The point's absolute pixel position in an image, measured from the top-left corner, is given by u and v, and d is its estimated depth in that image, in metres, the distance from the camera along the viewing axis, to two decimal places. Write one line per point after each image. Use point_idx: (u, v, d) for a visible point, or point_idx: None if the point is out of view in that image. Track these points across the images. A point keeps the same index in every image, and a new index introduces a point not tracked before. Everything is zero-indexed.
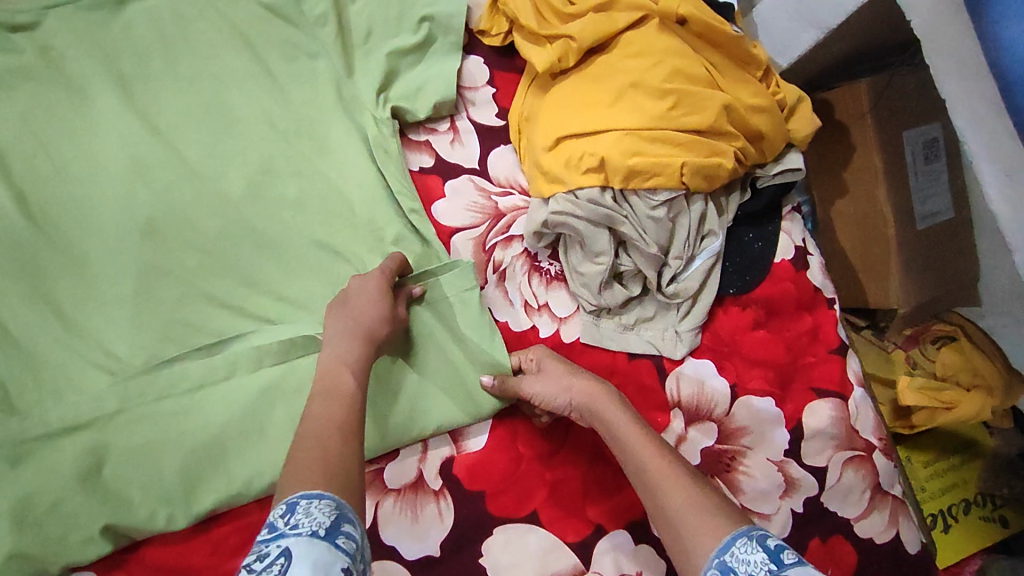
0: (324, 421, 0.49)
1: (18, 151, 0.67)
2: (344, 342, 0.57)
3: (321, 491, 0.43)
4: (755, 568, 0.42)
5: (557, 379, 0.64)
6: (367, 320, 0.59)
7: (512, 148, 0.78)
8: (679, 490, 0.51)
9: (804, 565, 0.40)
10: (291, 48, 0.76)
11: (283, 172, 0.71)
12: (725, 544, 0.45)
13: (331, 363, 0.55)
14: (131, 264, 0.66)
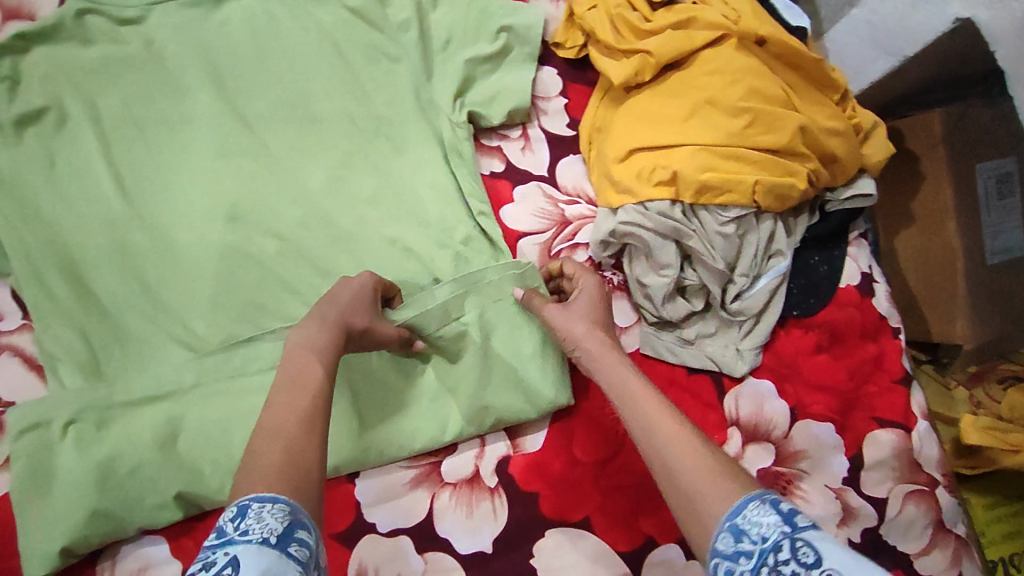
0: (286, 415, 0.47)
1: (120, 137, 0.72)
2: (318, 326, 0.54)
3: (275, 494, 0.42)
4: (768, 530, 0.42)
5: (577, 320, 0.62)
6: (341, 311, 0.56)
7: (582, 157, 0.78)
8: (686, 450, 0.49)
9: (820, 530, 0.41)
10: (373, 50, 0.78)
11: (360, 169, 0.74)
12: (737, 507, 0.45)
13: (305, 349, 0.52)
14: (214, 246, 0.69)
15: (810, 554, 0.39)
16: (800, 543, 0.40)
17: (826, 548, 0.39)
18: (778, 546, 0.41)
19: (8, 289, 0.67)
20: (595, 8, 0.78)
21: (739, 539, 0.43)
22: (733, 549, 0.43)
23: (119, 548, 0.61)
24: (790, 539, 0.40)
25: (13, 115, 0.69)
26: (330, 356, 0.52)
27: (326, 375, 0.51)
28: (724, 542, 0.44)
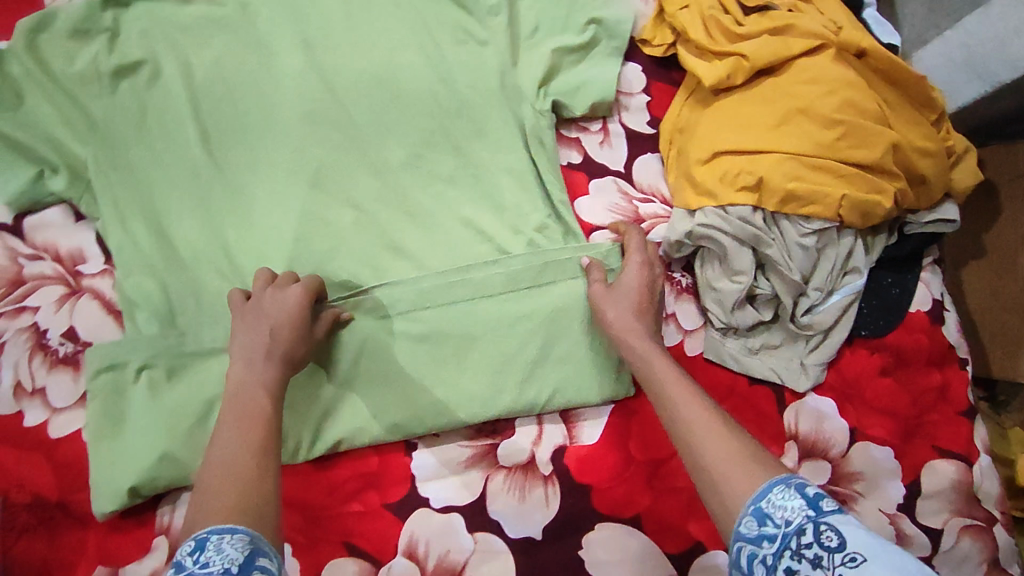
0: (236, 449, 0.49)
1: (209, 93, 0.72)
2: (267, 357, 0.56)
3: (233, 526, 0.43)
4: (793, 514, 0.42)
5: (623, 306, 0.64)
6: (284, 337, 0.58)
7: (661, 156, 0.78)
8: (711, 436, 0.50)
9: (846, 515, 0.41)
10: (461, 31, 0.77)
11: (440, 148, 0.73)
12: (761, 492, 0.45)
13: (258, 382, 0.54)
14: (293, 210, 0.69)
15: (834, 537, 0.39)
16: (823, 527, 0.40)
17: (849, 530, 0.39)
18: (801, 530, 0.41)
19: (92, 232, 0.68)
20: (687, 8, 0.77)
21: (763, 523, 0.43)
22: (756, 532, 0.43)
23: (180, 496, 0.62)
24: (813, 524, 0.40)
25: (110, 65, 0.70)
26: (276, 387, 0.55)
27: (273, 406, 0.53)
28: (747, 526, 0.44)
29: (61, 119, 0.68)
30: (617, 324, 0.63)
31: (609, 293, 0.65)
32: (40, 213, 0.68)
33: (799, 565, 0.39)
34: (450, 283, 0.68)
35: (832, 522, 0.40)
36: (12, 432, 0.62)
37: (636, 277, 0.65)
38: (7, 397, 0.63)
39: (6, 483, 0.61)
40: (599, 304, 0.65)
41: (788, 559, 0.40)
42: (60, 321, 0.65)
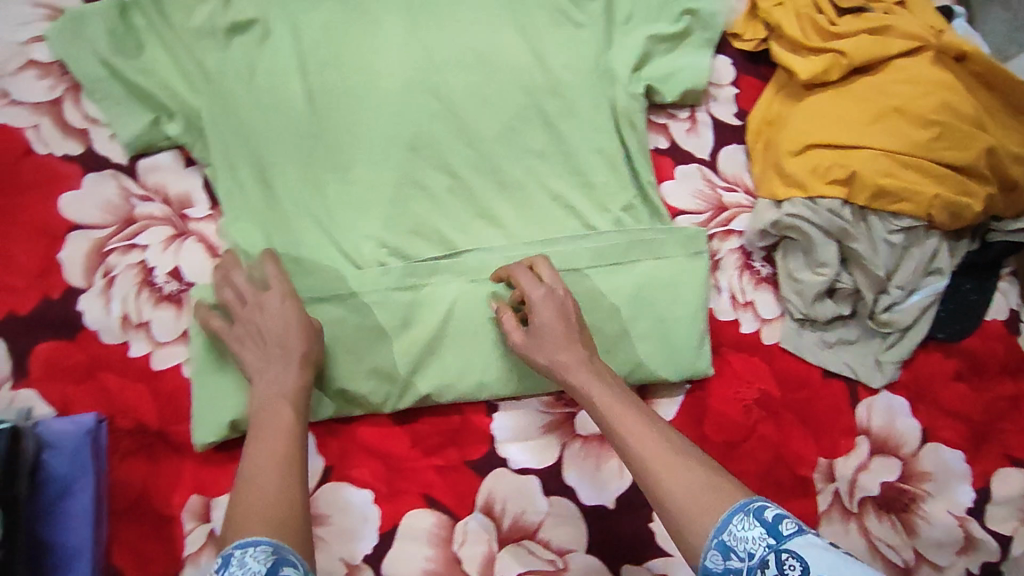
0: (266, 459, 0.53)
1: (313, 53, 0.73)
2: (294, 367, 0.60)
3: (257, 538, 0.46)
4: (755, 545, 0.45)
5: (552, 343, 0.62)
6: (294, 345, 0.60)
7: (746, 148, 0.78)
8: (667, 472, 0.51)
9: (804, 534, 0.43)
10: (559, 13, 0.78)
11: (532, 124, 0.75)
12: (722, 522, 0.47)
13: (281, 396, 0.58)
14: (390, 173, 0.72)
15: (795, 565, 0.42)
16: (784, 554, 0.43)
17: (808, 555, 0.42)
18: (764, 562, 0.43)
19: (200, 178, 0.71)
20: (781, 5, 0.77)
21: (727, 556, 0.46)
22: (723, 566, 0.46)
23: None
24: (775, 553, 0.43)
25: (225, 21, 0.72)
26: (296, 400, 0.58)
27: (293, 421, 0.56)
28: (713, 560, 0.46)
29: (178, 70, 0.70)
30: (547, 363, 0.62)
31: (527, 341, 0.63)
32: (152, 156, 0.71)
33: None
34: (536, 254, 0.70)
35: (790, 549, 0.42)
36: (120, 361, 0.67)
37: (547, 312, 0.63)
38: (116, 327, 0.67)
39: (114, 407, 0.66)
40: (528, 354, 0.63)
41: None
42: (166, 261, 0.69)
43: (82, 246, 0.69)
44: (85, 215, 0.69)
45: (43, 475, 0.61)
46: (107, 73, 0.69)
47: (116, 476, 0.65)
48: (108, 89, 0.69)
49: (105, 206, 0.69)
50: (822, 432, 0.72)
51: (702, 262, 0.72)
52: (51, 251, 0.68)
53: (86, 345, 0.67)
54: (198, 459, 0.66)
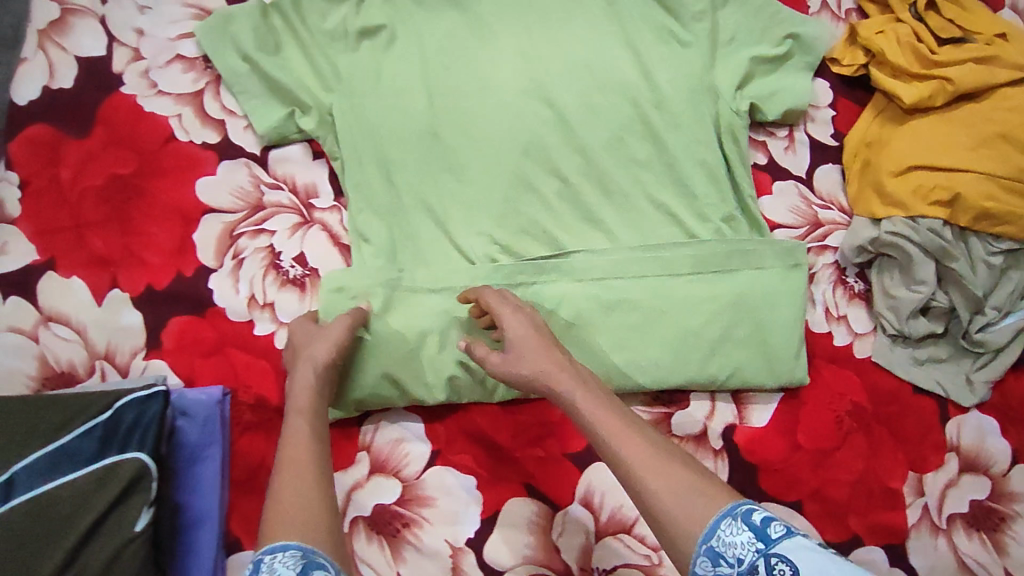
0: (290, 470, 0.54)
1: (435, 62, 0.78)
2: (309, 374, 0.62)
3: (286, 543, 0.48)
4: (743, 550, 0.46)
5: (521, 357, 0.61)
6: (303, 352, 0.63)
7: (842, 168, 0.80)
8: (649, 479, 0.51)
9: (793, 535, 0.44)
10: (664, 32, 0.81)
11: (638, 136, 0.78)
12: (710, 529, 0.47)
13: (297, 405, 0.59)
14: (503, 176, 0.75)
15: (785, 569, 0.43)
16: (773, 558, 0.44)
17: (797, 558, 0.43)
18: (754, 567, 0.45)
19: (326, 171, 0.76)
20: (883, 33, 0.80)
21: (717, 562, 0.46)
22: (713, 573, 0.46)
23: (383, 416, 0.70)
24: (765, 558, 0.44)
25: (356, 26, 0.77)
26: (312, 409, 0.60)
27: (312, 428, 0.58)
28: (703, 566, 0.47)
29: (313, 74, 0.76)
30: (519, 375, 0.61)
31: (500, 358, 0.63)
32: (283, 148, 0.76)
33: None
34: (640, 259, 0.73)
35: (779, 553, 0.44)
36: (245, 338, 0.71)
37: (517, 329, 0.63)
38: (242, 306, 0.71)
39: (237, 382, 0.70)
40: (501, 373, 0.63)
41: None
42: (292, 246, 0.73)
43: (214, 228, 0.73)
44: (218, 200, 0.74)
45: (177, 441, 0.65)
46: (248, 68, 0.75)
47: (236, 449, 0.68)
48: (247, 83, 0.75)
49: (236, 193, 0.74)
50: (912, 446, 0.73)
51: (800, 275, 0.74)
52: (186, 232, 0.73)
53: (214, 322, 0.71)
54: None
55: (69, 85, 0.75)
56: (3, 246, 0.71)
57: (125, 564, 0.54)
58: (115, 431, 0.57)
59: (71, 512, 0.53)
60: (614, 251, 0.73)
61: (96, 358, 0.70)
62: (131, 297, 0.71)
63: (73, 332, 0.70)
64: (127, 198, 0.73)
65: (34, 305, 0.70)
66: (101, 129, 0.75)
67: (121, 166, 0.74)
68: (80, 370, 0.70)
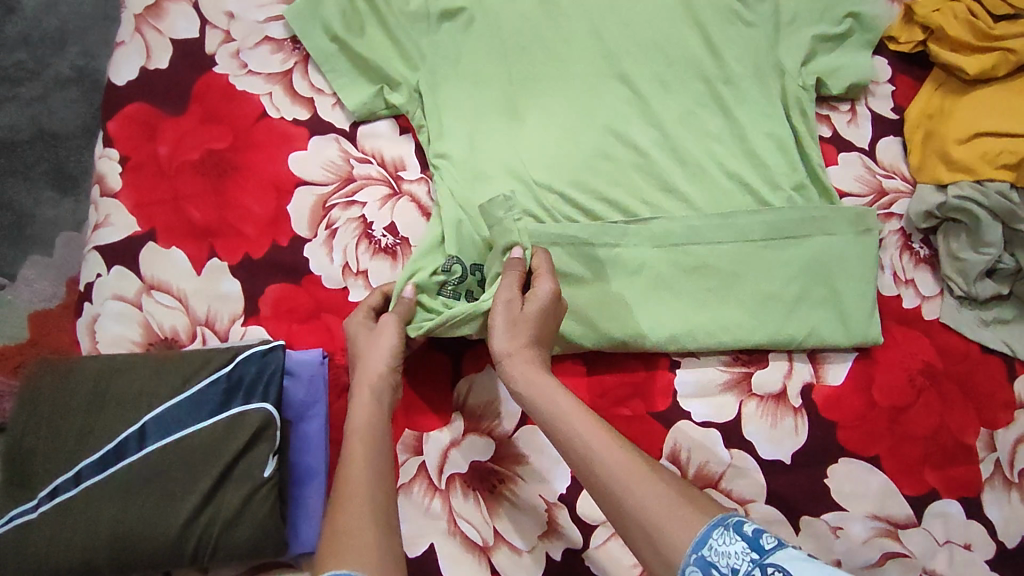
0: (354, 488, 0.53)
1: (513, 42, 0.82)
2: (369, 399, 0.62)
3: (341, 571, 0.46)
4: (738, 560, 0.46)
5: (523, 350, 0.64)
6: (374, 367, 0.63)
7: (903, 140, 0.84)
8: (641, 484, 0.53)
9: (784, 548, 0.46)
10: (729, 12, 0.84)
11: (708, 111, 0.82)
12: (702, 537, 0.49)
13: (355, 427, 0.59)
14: (580, 148, 0.79)
15: None
16: (767, 568, 0.45)
17: (792, 566, 0.44)
18: None
19: (413, 146, 0.80)
20: (939, 10, 0.84)
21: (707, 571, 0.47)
22: None
23: (475, 377, 0.73)
24: (760, 566, 0.45)
25: (438, 8, 0.81)
26: (370, 435, 0.58)
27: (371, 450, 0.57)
28: None
29: (399, 55, 0.80)
30: (510, 361, 0.63)
31: (504, 340, 0.64)
32: (371, 123, 0.80)
33: None
34: (717, 225, 0.76)
35: (773, 563, 0.45)
36: (340, 304, 0.74)
37: (528, 324, 0.64)
38: (337, 274, 0.74)
39: (333, 346, 0.72)
40: (499, 343, 0.64)
41: None
42: (382, 216, 0.76)
43: (307, 200, 0.76)
44: (311, 172, 0.77)
45: (285, 400, 0.67)
46: (336, 47, 0.80)
47: (335, 410, 0.70)
48: (336, 62, 0.80)
49: (327, 165, 0.78)
50: (983, 404, 0.74)
51: (870, 239, 0.77)
52: (281, 203, 0.76)
53: (309, 289, 0.74)
54: (406, 400, 0.72)
55: (164, 66, 0.80)
56: (106, 219, 0.74)
57: (256, 505, 0.58)
58: (238, 382, 0.60)
59: (201, 460, 0.57)
60: (692, 218, 0.76)
61: (197, 324, 0.72)
62: (229, 265, 0.74)
63: (174, 299, 0.73)
64: (224, 171, 0.77)
65: (137, 274, 0.73)
66: (195, 107, 0.78)
67: (215, 142, 0.77)
68: (182, 336, 0.72)
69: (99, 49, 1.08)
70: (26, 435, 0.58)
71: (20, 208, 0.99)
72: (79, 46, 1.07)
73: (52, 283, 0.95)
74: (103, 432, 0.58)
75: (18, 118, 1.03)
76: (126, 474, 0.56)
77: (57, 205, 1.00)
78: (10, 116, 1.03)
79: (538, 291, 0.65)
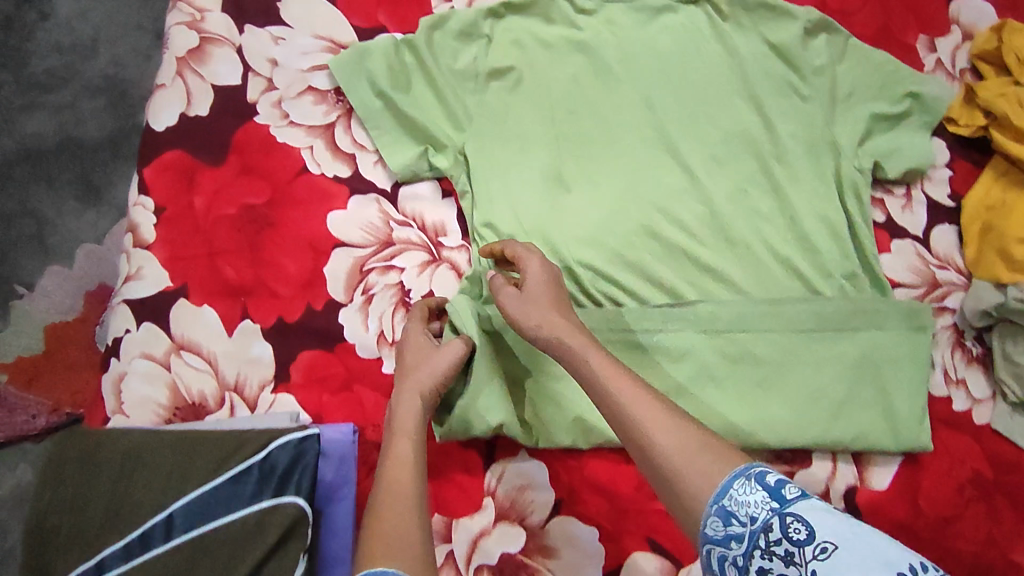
0: (398, 485, 0.55)
1: (562, 106, 0.79)
2: (417, 405, 0.61)
3: (384, 569, 0.48)
4: (757, 509, 0.46)
5: (537, 306, 0.62)
6: (426, 378, 0.63)
7: (959, 229, 0.82)
8: (662, 434, 0.52)
9: (805, 499, 0.45)
10: (784, 84, 0.82)
11: (760, 189, 0.79)
12: (722, 488, 0.48)
13: (400, 428, 0.60)
14: (628, 224, 0.76)
15: (801, 528, 0.43)
16: (787, 517, 0.44)
17: (812, 517, 0.43)
18: (768, 526, 0.44)
19: (455, 210, 0.78)
20: (1004, 96, 0.81)
21: (728, 521, 0.46)
22: (723, 534, 0.46)
23: (510, 462, 0.70)
24: (779, 516, 0.44)
25: (486, 67, 0.78)
26: (416, 432, 0.60)
27: (414, 453, 0.58)
28: (713, 526, 0.47)
29: (445, 116, 0.78)
30: (542, 332, 0.61)
31: (513, 299, 0.64)
32: (414, 184, 0.78)
33: (773, 563, 0.43)
34: (765, 312, 0.73)
35: (795, 512, 0.44)
36: (373, 376, 0.71)
37: (537, 280, 0.64)
38: (372, 343, 0.72)
39: (365, 420, 0.70)
40: (512, 313, 0.63)
41: (760, 558, 0.44)
42: (421, 284, 0.74)
43: (344, 263, 0.74)
44: (349, 234, 0.75)
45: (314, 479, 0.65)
46: (381, 104, 0.77)
47: (364, 489, 0.68)
48: (380, 119, 0.77)
49: (366, 227, 0.75)
50: None
51: (922, 338, 0.75)
52: (317, 265, 0.74)
53: (343, 357, 0.72)
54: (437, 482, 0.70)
55: (204, 113, 0.77)
56: (138, 272, 0.72)
57: None
58: (271, 471, 0.58)
59: (229, 556, 0.55)
60: (741, 304, 0.73)
61: (226, 389, 0.70)
62: (261, 328, 0.72)
63: (204, 362, 0.71)
64: (260, 227, 0.74)
65: (166, 333, 0.71)
66: (235, 158, 0.76)
67: (253, 196, 0.75)
68: (211, 401, 0.70)
69: (131, 58, 1.05)
70: (51, 515, 0.56)
71: (43, 216, 0.98)
72: (111, 54, 1.05)
73: (71, 296, 0.93)
74: (129, 518, 0.56)
75: (46, 126, 1.01)
76: (150, 568, 0.54)
77: (79, 215, 0.98)
78: (38, 122, 1.02)
79: (528, 270, 0.65)
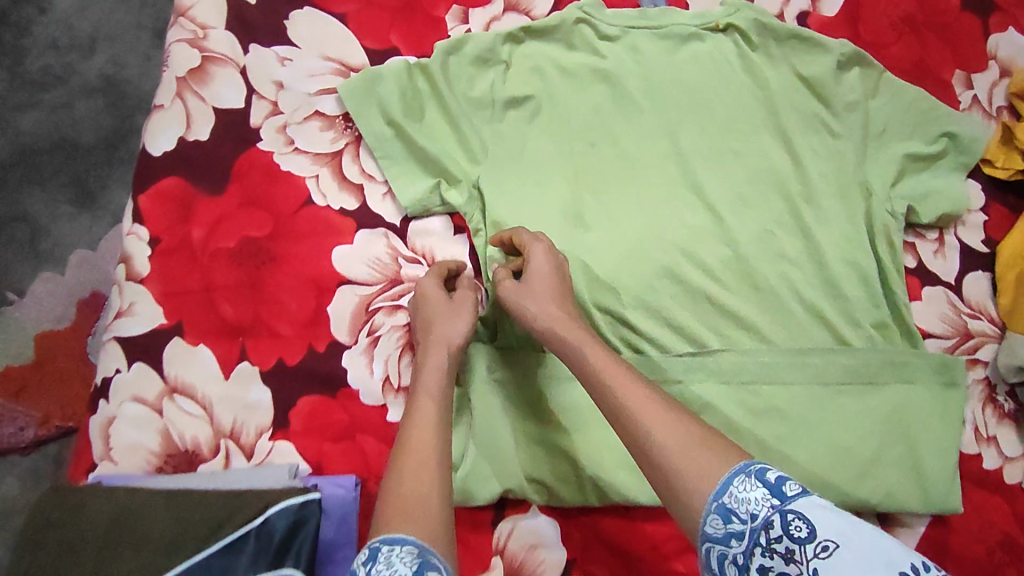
0: (419, 445, 0.52)
1: (582, 139, 0.75)
2: (445, 357, 0.59)
3: (403, 536, 0.45)
4: (758, 506, 0.41)
5: (539, 294, 0.61)
6: (447, 337, 0.61)
7: (994, 276, 0.78)
8: (659, 423, 0.49)
9: (808, 495, 0.40)
10: (814, 119, 0.78)
11: (787, 230, 0.75)
12: (722, 486, 0.44)
13: (424, 386, 0.57)
14: (648, 266, 0.72)
15: (802, 526, 0.39)
16: (789, 515, 0.40)
17: (816, 515, 0.39)
18: (768, 523, 0.40)
19: (467, 248, 0.74)
20: None
21: (728, 519, 0.42)
22: (723, 532, 0.42)
23: (519, 518, 0.67)
24: (780, 513, 0.40)
25: (504, 95, 0.74)
26: (440, 393, 0.56)
27: (438, 410, 0.55)
28: (713, 524, 0.43)
29: (459, 146, 0.74)
30: (539, 322, 0.60)
31: (513, 287, 0.63)
32: (425, 219, 0.74)
33: (772, 561, 0.39)
34: (791, 364, 0.69)
35: (797, 509, 0.39)
36: (377, 424, 0.67)
37: (541, 267, 0.63)
38: (376, 389, 0.68)
39: (368, 472, 0.66)
40: (516, 301, 0.62)
41: (760, 556, 0.40)
42: None
43: (349, 302, 0.70)
44: (356, 271, 0.71)
45: None
46: (392, 133, 0.73)
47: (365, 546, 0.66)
48: (390, 148, 0.73)
49: (374, 264, 0.72)
50: None
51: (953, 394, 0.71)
52: (320, 303, 0.70)
53: (345, 403, 0.68)
54: None
55: (204, 137, 0.73)
56: (129, 307, 0.68)
57: None
58: (268, 542, 0.55)
59: None
60: (766, 354, 0.70)
61: (221, 436, 0.66)
62: (260, 371, 0.68)
63: (198, 407, 0.66)
64: (261, 262, 0.70)
65: (159, 374, 0.67)
66: (236, 187, 0.72)
67: (254, 229, 0.71)
68: (205, 449, 0.66)
69: (130, 57, 1.00)
70: None
71: (35, 219, 0.93)
72: (109, 53, 1.00)
73: (62, 304, 0.89)
74: None
75: (41, 125, 0.97)
76: None
77: (73, 220, 0.94)
78: (33, 120, 0.97)
79: (534, 257, 0.64)
